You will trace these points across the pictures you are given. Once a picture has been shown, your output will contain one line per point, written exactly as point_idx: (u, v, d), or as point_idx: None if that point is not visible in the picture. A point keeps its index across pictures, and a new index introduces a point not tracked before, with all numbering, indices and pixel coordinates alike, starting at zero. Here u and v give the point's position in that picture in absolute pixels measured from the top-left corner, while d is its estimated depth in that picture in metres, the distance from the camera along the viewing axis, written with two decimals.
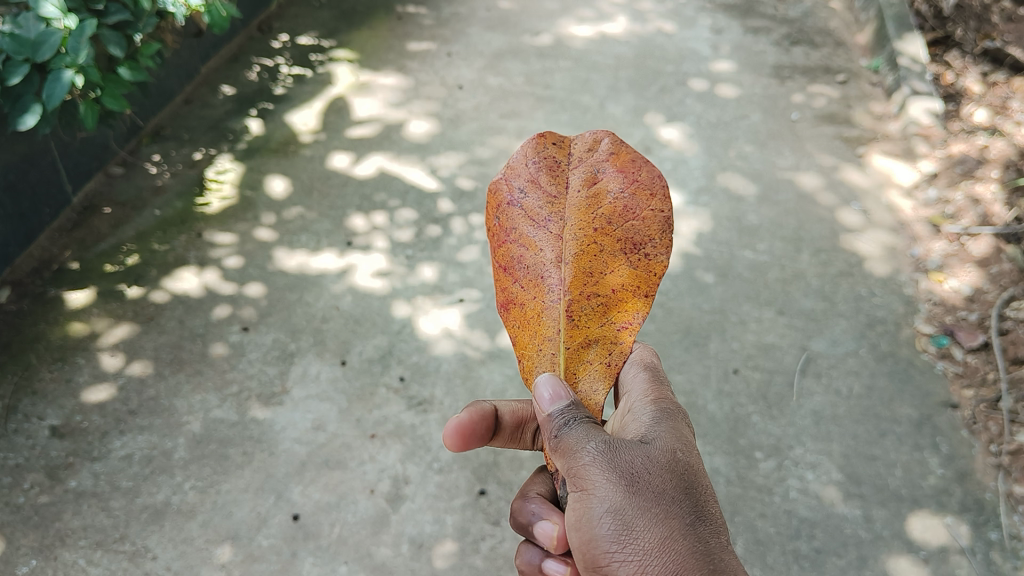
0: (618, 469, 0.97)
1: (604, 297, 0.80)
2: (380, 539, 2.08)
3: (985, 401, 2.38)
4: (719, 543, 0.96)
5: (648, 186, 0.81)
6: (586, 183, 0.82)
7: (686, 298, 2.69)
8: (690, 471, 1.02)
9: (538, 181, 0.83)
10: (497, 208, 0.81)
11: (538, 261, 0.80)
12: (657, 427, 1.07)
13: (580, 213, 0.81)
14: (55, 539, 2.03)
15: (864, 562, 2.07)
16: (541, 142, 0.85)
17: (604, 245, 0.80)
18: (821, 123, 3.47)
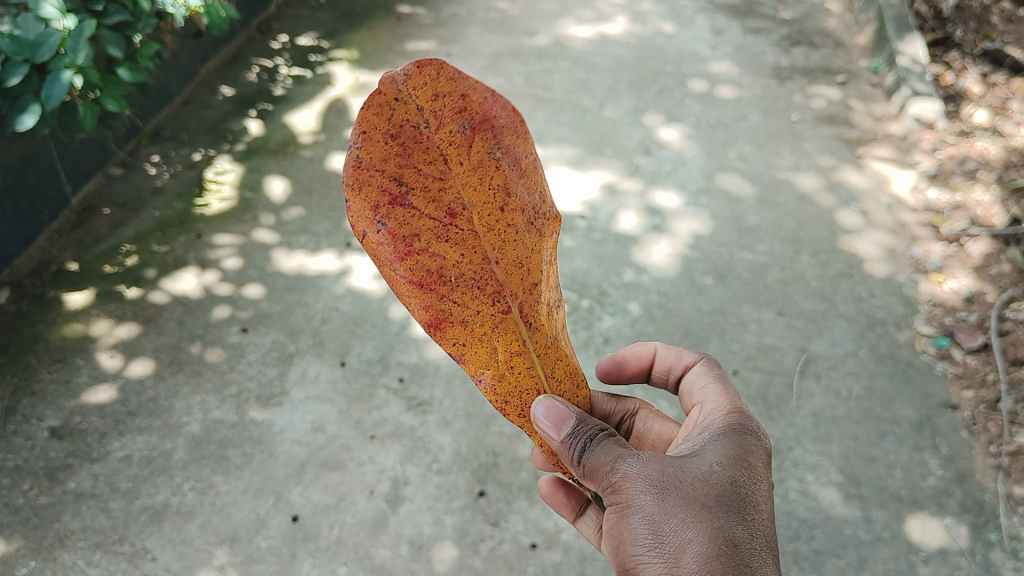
0: (651, 479, 1.01)
1: (537, 283, 0.82)
2: (380, 540, 2.07)
3: (985, 402, 2.38)
4: (755, 546, 0.97)
5: (509, 130, 0.79)
6: (455, 145, 0.76)
7: (685, 299, 2.69)
8: (736, 478, 1.04)
9: (405, 163, 0.75)
10: (377, 220, 0.74)
11: (463, 268, 0.78)
12: (713, 441, 1.10)
13: (473, 190, 0.77)
14: (54, 540, 2.02)
15: (864, 563, 2.07)
16: (382, 106, 0.74)
17: (516, 221, 0.79)
18: (821, 123, 3.47)
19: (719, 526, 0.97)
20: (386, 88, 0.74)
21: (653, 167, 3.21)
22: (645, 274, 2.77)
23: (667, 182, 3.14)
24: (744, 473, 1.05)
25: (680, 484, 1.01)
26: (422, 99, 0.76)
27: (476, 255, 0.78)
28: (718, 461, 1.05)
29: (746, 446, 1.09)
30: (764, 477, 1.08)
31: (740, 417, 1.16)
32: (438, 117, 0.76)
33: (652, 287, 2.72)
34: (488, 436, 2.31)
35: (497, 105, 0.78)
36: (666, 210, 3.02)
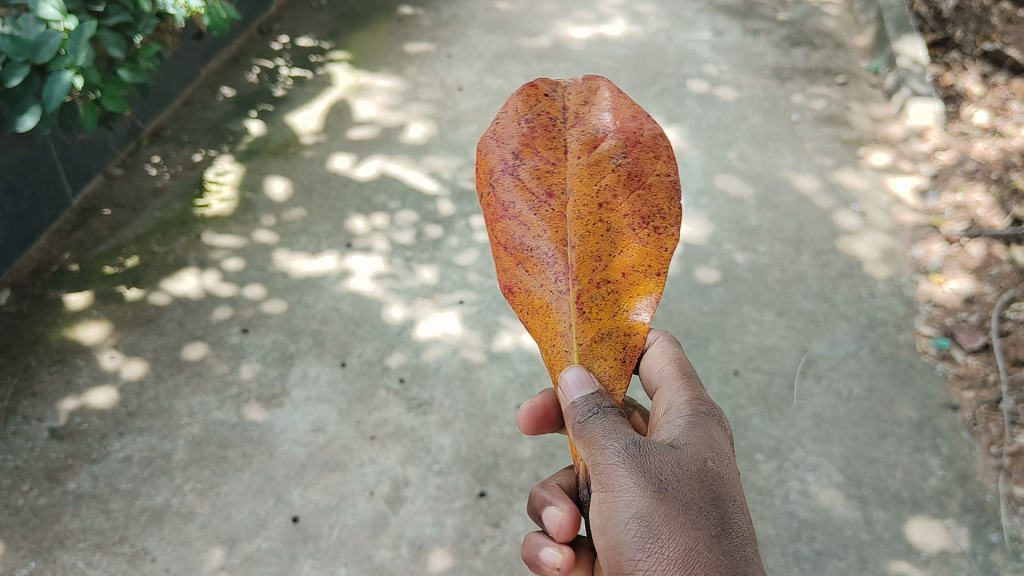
0: (642, 472, 0.92)
1: (610, 285, 0.78)
2: (380, 541, 2.07)
3: (986, 402, 2.38)
4: (750, 553, 0.92)
5: (648, 150, 0.79)
6: (581, 146, 0.80)
7: (686, 299, 2.69)
8: (722, 475, 0.97)
9: (530, 140, 0.79)
10: (488, 181, 0.77)
11: (542, 244, 0.77)
12: (687, 425, 1.01)
13: (579, 182, 0.78)
14: (54, 541, 2.02)
15: (864, 564, 2.06)
16: (530, 95, 0.82)
17: (611, 219, 0.77)
18: (821, 124, 3.47)
19: (716, 536, 0.91)
20: (537, 85, 0.83)
21: None
22: None
23: None
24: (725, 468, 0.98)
25: (671, 480, 0.93)
26: (569, 108, 0.83)
27: (557, 236, 0.77)
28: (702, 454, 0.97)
29: (715, 426, 1.02)
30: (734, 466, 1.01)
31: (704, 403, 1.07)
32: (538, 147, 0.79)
33: None
34: (488, 436, 2.30)
35: (650, 130, 0.80)
36: None
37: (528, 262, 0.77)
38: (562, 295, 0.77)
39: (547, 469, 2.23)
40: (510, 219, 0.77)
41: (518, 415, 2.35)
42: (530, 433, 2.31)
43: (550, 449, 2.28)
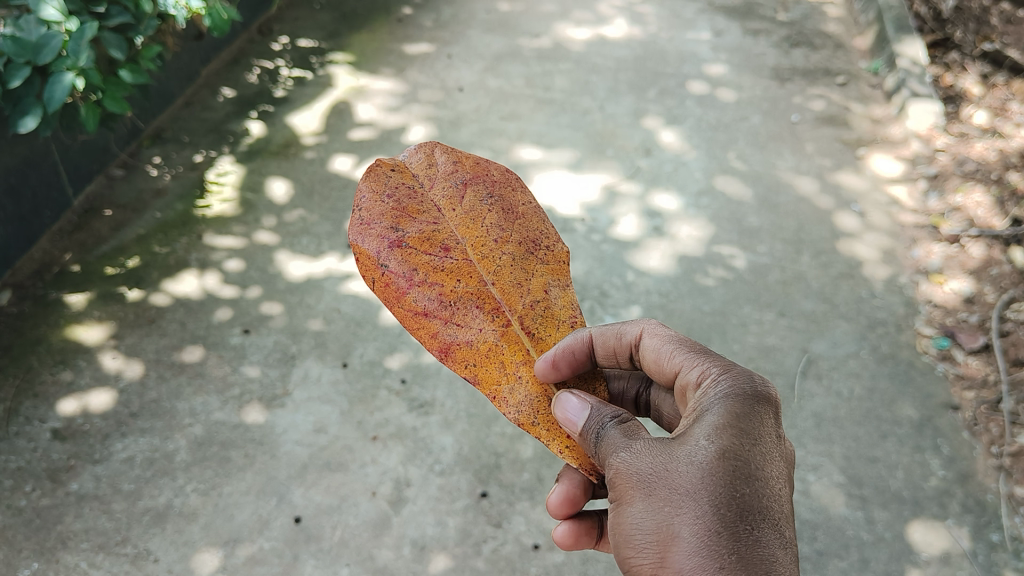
0: (640, 472, 0.92)
1: (535, 298, 0.88)
2: (382, 541, 2.07)
3: (986, 402, 2.40)
4: (748, 529, 0.86)
5: (505, 187, 0.92)
6: (448, 201, 0.89)
7: (686, 300, 2.69)
8: (730, 451, 0.91)
9: (404, 212, 0.86)
10: (380, 261, 0.82)
11: (460, 295, 0.84)
12: (711, 407, 0.97)
13: (465, 230, 0.87)
14: (56, 541, 2.03)
15: (865, 564, 2.06)
16: (376, 177, 0.89)
17: (509, 249, 0.87)
18: (821, 124, 3.48)
19: (703, 517, 0.87)
20: (377, 165, 0.90)
21: (654, 169, 3.21)
22: (645, 276, 2.77)
23: (667, 184, 3.15)
24: (740, 443, 0.92)
25: (668, 472, 0.92)
26: (417, 175, 0.91)
27: (473, 281, 0.85)
28: (710, 436, 0.94)
29: (746, 400, 0.97)
30: (771, 444, 0.95)
31: (739, 373, 1.01)
32: (433, 183, 0.90)
33: (653, 288, 2.73)
34: (490, 437, 2.31)
35: (495, 167, 0.93)
36: (665, 213, 3.02)
37: (466, 314, 0.84)
38: (504, 328, 0.86)
39: (548, 470, 2.24)
40: (420, 288, 0.82)
41: None
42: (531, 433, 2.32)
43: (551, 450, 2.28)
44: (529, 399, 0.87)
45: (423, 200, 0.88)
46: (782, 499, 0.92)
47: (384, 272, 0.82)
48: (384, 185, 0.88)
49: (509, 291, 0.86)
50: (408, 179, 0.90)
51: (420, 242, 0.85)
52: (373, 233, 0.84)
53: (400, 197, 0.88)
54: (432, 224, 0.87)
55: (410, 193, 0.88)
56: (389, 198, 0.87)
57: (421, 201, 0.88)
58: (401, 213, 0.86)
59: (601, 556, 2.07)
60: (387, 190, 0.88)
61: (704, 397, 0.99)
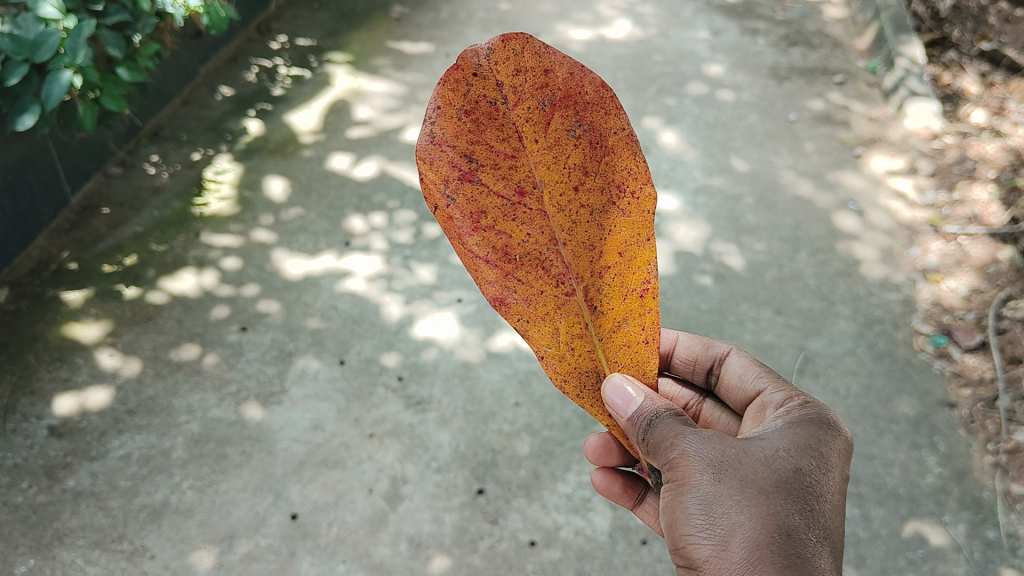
0: (708, 459, 0.99)
1: (611, 264, 0.74)
2: (378, 538, 2.07)
3: (983, 400, 2.40)
4: (813, 538, 0.96)
5: (599, 105, 0.70)
6: (531, 121, 0.69)
7: (683, 298, 2.69)
8: (800, 467, 1.01)
9: (478, 137, 0.69)
10: (446, 192, 0.69)
11: (526, 249, 0.71)
12: (783, 428, 1.08)
13: (546, 169, 0.70)
14: (53, 538, 2.03)
15: (862, 561, 2.05)
16: (459, 80, 0.68)
17: (591, 201, 0.72)
18: (818, 123, 3.48)
19: (774, 514, 0.95)
20: (462, 61, 0.68)
21: (651, 168, 3.21)
22: None
23: (665, 183, 3.15)
24: (811, 461, 1.02)
25: (738, 464, 0.99)
26: (504, 75, 0.69)
27: (544, 237, 0.71)
28: (785, 449, 1.03)
29: (819, 425, 1.09)
30: (836, 469, 1.05)
31: (812, 406, 1.13)
32: (518, 91, 0.69)
33: None
34: (486, 433, 2.30)
35: (594, 77, 0.70)
36: (663, 213, 3.02)
37: (531, 273, 0.72)
38: (568, 295, 0.74)
39: (545, 467, 2.23)
40: (481, 237, 0.70)
41: (516, 413, 2.36)
42: (528, 431, 2.32)
43: (548, 447, 2.28)
44: (572, 370, 0.78)
45: (502, 118, 0.69)
46: (836, 518, 1.02)
47: (443, 211, 0.69)
48: (462, 88, 0.68)
49: (583, 250, 0.73)
50: (491, 79, 0.69)
51: (489, 182, 0.69)
52: (440, 162, 0.69)
53: (478, 110, 0.69)
54: (505, 155, 0.69)
55: (488, 106, 0.69)
56: (463, 110, 0.69)
57: (499, 119, 0.69)
58: (473, 135, 0.69)
59: (597, 553, 2.07)
60: (461, 95, 0.68)
61: (782, 420, 1.10)
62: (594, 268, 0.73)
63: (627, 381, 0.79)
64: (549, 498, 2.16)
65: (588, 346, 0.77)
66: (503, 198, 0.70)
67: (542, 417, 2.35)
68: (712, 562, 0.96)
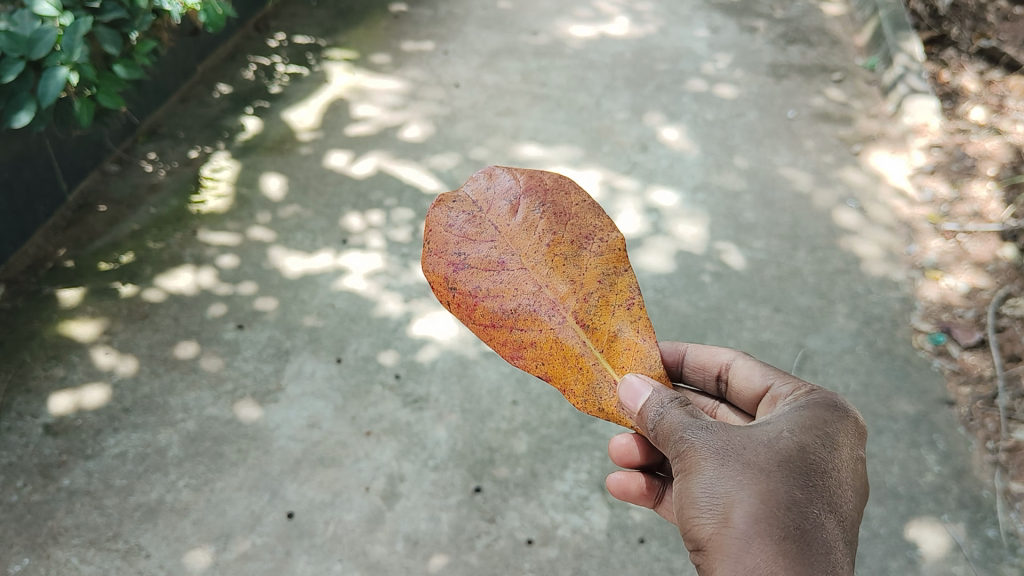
0: (712, 447, 1.00)
1: (591, 291, 0.96)
2: (375, 537, 2.06)
3: (982, 398, 2.39)
4: (819, 511, 0.94)
5: (551, 192, 0.99)
6: (503, 215, 0.96)
7: (681, 295, 2.68)
8: (805, 446, 1.00)
9: (465, 237, 0.95)
10: (450, 285, 0.93)
11: (522, 300, 0.93)
12: (791, 413, 1.08)
13: (520, 239, 0.95)
14: (47, 537, 2.01)
15: (861, 559, 2.03)
16: (442, 209, 0.96)
17: (560, 249, 0.96)
18: (817, 121, 3.47)
19: (775, 489, 0.95)
20: (441, 199, 0.97)
21: (651, 165, 3.20)
22: (641, 271, 2.75)
23: (663, 180, 3.14)
24: (817, 440, 1.02)
25: (741, 448, 1.00)
26: (476, 197, 0.98)
27: (530, 285, 0.93)
28: (789, 430, 1.03)
29: (827, 407, 1.08)
30: (847, 449, 1.04)
31: (821, 393, 1.13)
32: (490, 203, 0.97)
33: (649, 283, 2.71)
34: (483, 432, 2.29)
35: (546, 174, 1.00)
36: (662, 209, 3.01)
37: (530, 320, 0.93)
38: (564, 326, 0.93)
39: (542, 465, 2.22)
40: (486, 301, 0.92)
41: (513, 411, 2.35)
42: (525, 429, 2.30)
43: (545, 445, 2.27)
44: (589, 390, 0.95)
45: (482, 219, 0.96)
46: (850, 495, 1.00)
47: (456, 294, 0.92)
48: (448, 213, 0.96)
49: (565, 285, 0.94)
50: (468, 202, 0.98)
51: (482, 261, 0.93)
52: (444, 260, 0.93)
53: (465, 221, 0.96)
54: (489, 240, 0.95)
55: (470, 215, 0.96)
56: (452, 226, 0.95)
57: (480, 219, 0.96)
58: (465, 235, 0.95)
59: (595, 551, 2.06)
60: (448, 217, 0.96)
61: (790, 407, 1.10)
62: (578, 298, 0.95)
63: (637, 382, 0.96)
64: (546, 497, 2.15)
65: (596, 367, 0.95)
66: (496, 265, 0.93)
67: (539, 415, 2.34)
68: (714, 539, 0.95)
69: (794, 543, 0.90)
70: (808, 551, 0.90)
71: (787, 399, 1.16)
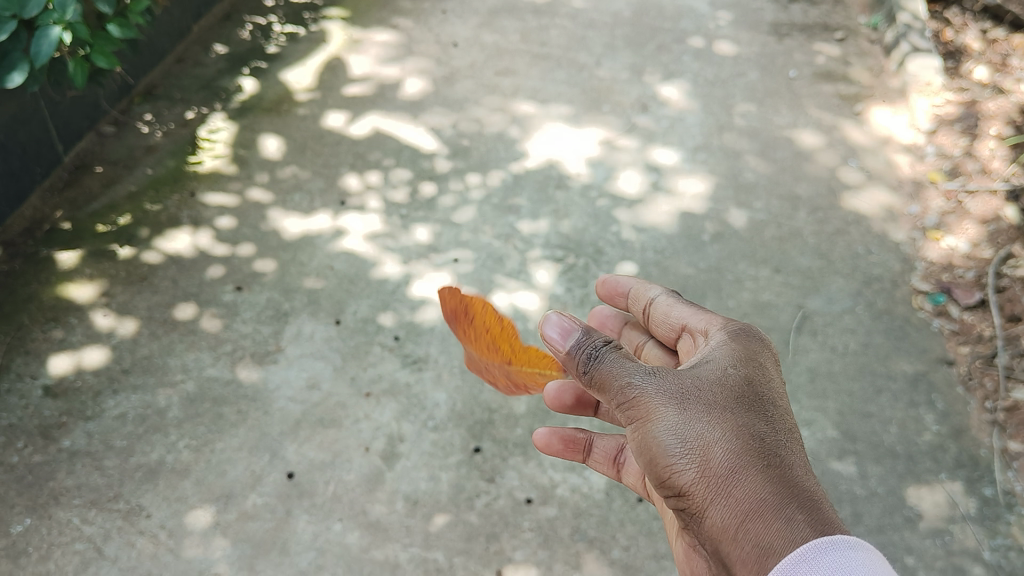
0: (665, 396, 1.16)
1: None
2: (375, 497, 2.06)
3: (981, 357, 2.38)
4: (775, 435, 1.14)
5: None
6: None
7: (681, 256, 2.68)
8: (746, 376, 1.21)
9: None
10: None
11: None
12: (719, 347, 1.27)
13: None
14: (48, 498, 2.02)
15: (858, 518, 2.03)
16: None
17: None
18: (818, 80, 3.44)
19: (736, 423, 1.14)
20: None
21: (651, 126, 3.18)
22: (641, 233, 2.75)
23: (664, 140, 3.12)
24: (751, 370, 1.22)
25: (692, 391, 1.17)
26: None
27: None
28: (727, 364, 1.22)
29: (746, 335, 1.29)
30: (772, 373, 1.26)
31: (738, 324, 1.33)
32: None
33: (648, 244, 2.71)
34: (483, 392, 2.30)
35: None
36: (662, 168, 3.00)
37: None
38: None
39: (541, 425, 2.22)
40: None
41: None
42: None
43: (544, 406, 2.27)
44: None
45: None
46: (787, 411, 1.21)
47: None
48: None
49: None
50: None
51: None
52: None
53: None
54: None
55: None
56: None
57: None
58: None
59: (594, 511, 2.06)
60: None
61: (717, 343, 1.29)
62: None
63: None
64: (546, 457, 2.16)
65: None
66: None
67: None
68: (695, 480, 1.12)
69: (767, 466, 1.10)
70: (775, 468, 1.10)
71: (712, 331, 1.35)
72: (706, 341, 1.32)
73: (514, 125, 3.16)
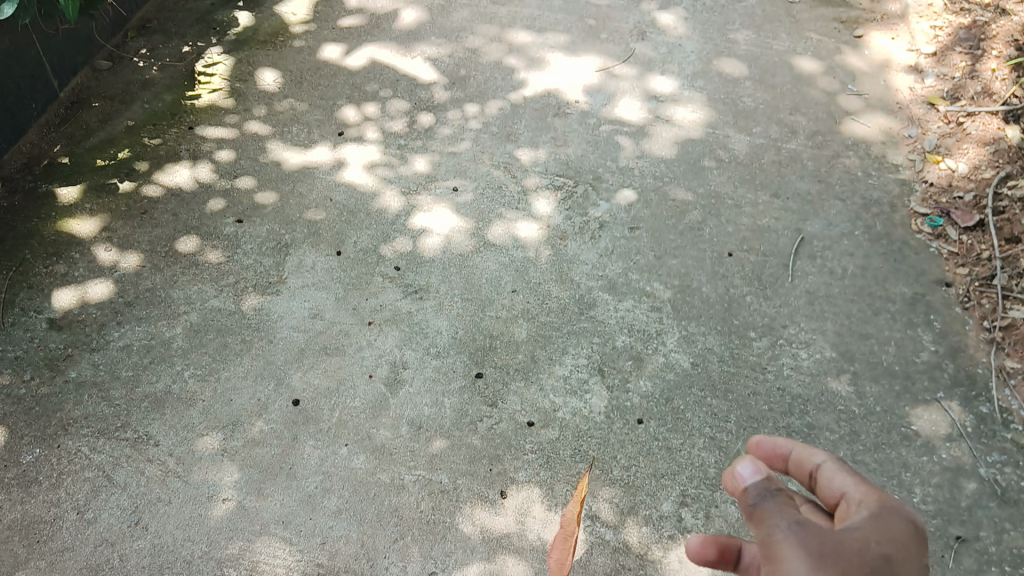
0: (807, 548, 0.95)
1: None
2: (379, 422, 2.08)
3: (979, 278, 2.39)
4: None
5: None
6: None
7: (680, 182, 2.69)
8: (891, 556, 0.95)
9: None
10: None
11: None
12: (865, 522, 1.01)
13: None
14: (58, 428, 2.04)
15: (856, 436, 2.04)
16: None
17: None
18: (818, 5, 3.40)
19: None
20: None
21: (650, 53, 3.17)
22: (640, 160, 2.77)
23: (663, 67, 3.11)
24: (902, 553, 0.96)
25: (838, 555, 0.94)
26: None
27: None
28: (876, 538, 0.98)
29: (900, 512, 1.03)
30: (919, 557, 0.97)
31: (899, 503, 1.05)
32: None
33: (647, 172, 2.73)
34: (484, 319, 2.32)
35: None
36: (661, 94, 3.01)
37: None
38: None
39: (542, 351, 2.24)
40: None
41: (513, 299, 2.37)
42: (525, 316, 2.32)
43: (545, 332, 2.29)
44: None
45: None
46: None
47: None
48: None
49: None
50: None
51: None
52: None
53: None
54: None
55: None
56: None
57: None
58: None
59: (594, 433, 2.05)
60: None
61: (867, 514, 1.04)
62: None
63: None
64: (547, 381, 2.17)
65: None
66: None
67: (538, 303, 2.35)
68: None
69: None
70: None
71: (855, 513, 1.05)
72: (846, 522, 1.03)
73: (512, 52, 3.16)
